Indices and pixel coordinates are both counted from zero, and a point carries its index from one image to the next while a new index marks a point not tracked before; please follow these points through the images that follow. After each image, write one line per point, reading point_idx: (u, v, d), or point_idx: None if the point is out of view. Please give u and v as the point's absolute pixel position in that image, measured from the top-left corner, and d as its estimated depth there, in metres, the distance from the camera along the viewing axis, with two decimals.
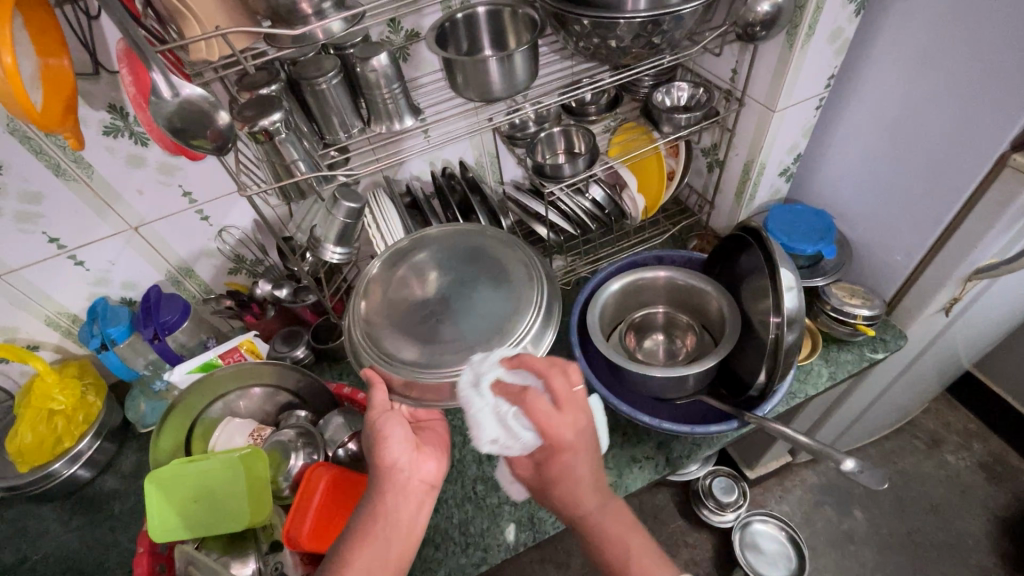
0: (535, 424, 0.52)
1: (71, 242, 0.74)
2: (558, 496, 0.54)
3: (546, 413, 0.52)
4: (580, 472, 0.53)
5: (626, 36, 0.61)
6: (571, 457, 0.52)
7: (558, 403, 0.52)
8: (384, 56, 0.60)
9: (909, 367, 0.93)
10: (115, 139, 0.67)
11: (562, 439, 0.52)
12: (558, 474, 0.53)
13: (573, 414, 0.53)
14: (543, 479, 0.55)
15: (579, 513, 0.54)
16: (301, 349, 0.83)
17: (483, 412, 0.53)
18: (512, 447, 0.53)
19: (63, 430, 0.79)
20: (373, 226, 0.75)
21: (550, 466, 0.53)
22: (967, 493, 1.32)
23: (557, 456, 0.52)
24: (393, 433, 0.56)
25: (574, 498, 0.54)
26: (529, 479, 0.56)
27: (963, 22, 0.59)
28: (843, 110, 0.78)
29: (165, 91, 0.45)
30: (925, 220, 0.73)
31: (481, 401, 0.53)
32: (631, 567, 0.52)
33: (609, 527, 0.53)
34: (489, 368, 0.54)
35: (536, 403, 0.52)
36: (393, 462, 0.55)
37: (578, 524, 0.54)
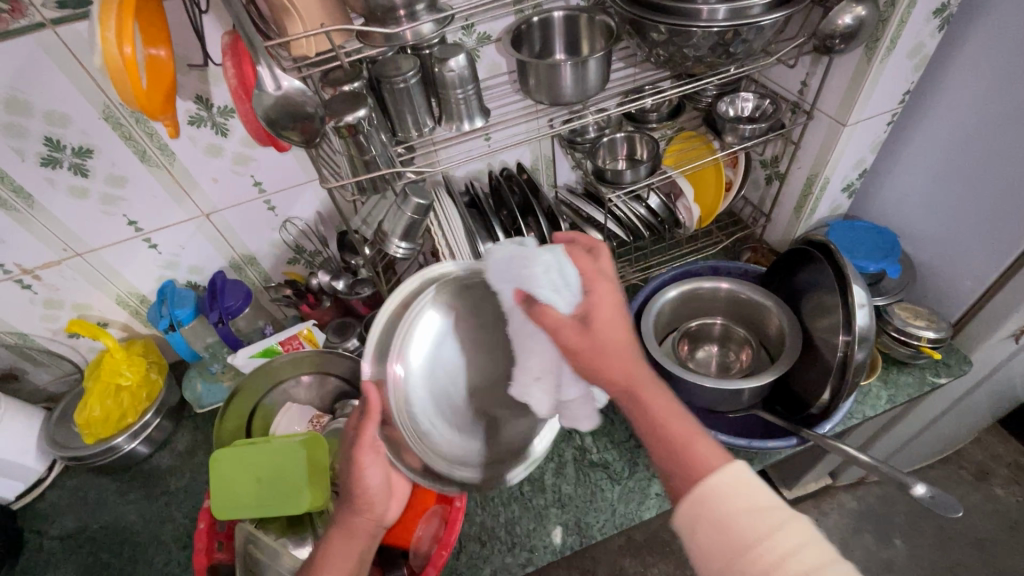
0: (581, 271, 0.53)
1: (148, 226, 0.77)
2: (612, 362, 0.49)
3: (595, 265, 0.54)
4: (627, 331, 0.51)
5: (703, 45, 0.61)
6: (607, 304, 0.51)
7: (601, 262, 0.54)
8: (462, 58, 0.62)
9: (969, 394, 0.90)
10: (198, 128, 0.70)
11: (610, 298, 0.51)
12: (604, 330, 0.50)
13: (603, 274, 0.53)
14: (592, 340, 0.49)
15: (632, 379, 0.49)
16: (354, 340, 0.80)
17: (531, 254, 0.52)
18: (566, 292, 0.50)
19: (128, 406, 0.82)
20: (435, 223, 0.76)
21: (598, 318, 0.50)
22: (1017, 529, 1.26)
23: (606, 306, 0.51)
24: (376, 469, 0.57)
25: (619, 364, 0.49)
26: (574, 342, 0.49)
27: None
28: (915, 126, 0.77)
29: (269, 84, 0.47)
30: (998, 245, 0.71)
31: (527, 251, 0.53)
32: (693, 448, 0.46)
33: (661, 401, 0.49)
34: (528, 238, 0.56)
35: (585, 258, 0.54)
36: (370, 502, 0.58)
37: (632, 399, 0.49)
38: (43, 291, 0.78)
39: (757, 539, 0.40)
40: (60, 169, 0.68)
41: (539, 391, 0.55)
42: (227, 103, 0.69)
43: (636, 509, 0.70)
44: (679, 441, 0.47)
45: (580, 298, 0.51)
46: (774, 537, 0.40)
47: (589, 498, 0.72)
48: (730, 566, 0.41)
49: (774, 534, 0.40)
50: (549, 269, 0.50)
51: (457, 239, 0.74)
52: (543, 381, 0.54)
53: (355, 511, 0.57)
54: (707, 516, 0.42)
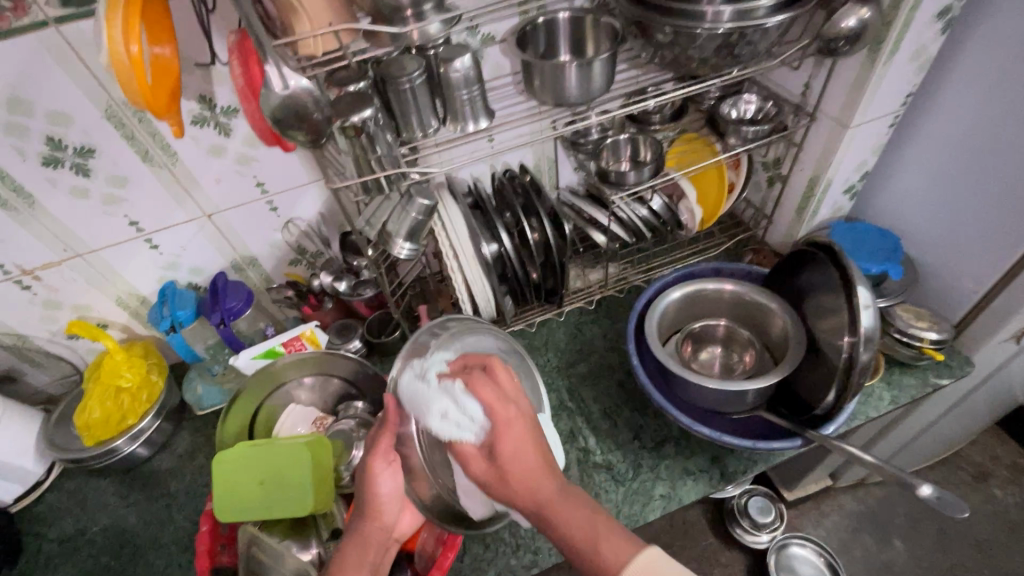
0: (481, 398, 0.52)
1: (149, 226, 0.76)
2: (516, 487, 0.48)
3: (494, 389, 0.53)
4: (534, 448, 0.50)
5: (709, 46, 0.61)
6: (508, 428, 0.51)
7: (500, 382, 0.54)
8: (467, 58, 0.62)
9: (970, 395, 0.91)
10: (201, 128, 0.69)
11: (512, 421, 0.51)
12: (509, 458, 0.49)
13: (504, 400, 0.53)
14: (496, 469, 0.50)
15: (537, 499, 0.48)
16: (355, 342, 0.84)
17: (432, 392, 0.56)
18: (467, 428, 0.52)
19: (128, 407, 0.81)
20: (438, 225, 0.75)
21: (500, 448, 0.50)
22: (1015, 530, 1.27)
23: (506, 431, 0.50)
24: (390, 477, 0.57)
25: (528, 487, 0.48)
26: (482, 473, 0.51)
27: None
28: (916, 130, 0.77)
29: (276, 83, 0.47)
30: (1002, 246, 0.71)
31: (428, 390, 0.56)
32: (602, 552, 0.45)
33: (571, 510, 0.47)
34: (433, 363, 0.59)
35: (495, 376, 0.54)
36: (384, 510, 0.57)
37: (542, 519, 0.48)
38: (43, 292, 0.77)
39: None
40: (61, 169, 0.67)
41: (474, 500, 0.58)
42: (230, 103, 0.68)
43: (640, 510, 0.70)
44: (586, 549, 0.45)
45: (482, 427, 0.51)
46: None
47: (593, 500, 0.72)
48: None
49: None
50: (447, 411, 0.53)
51: (461, 240, 0.75)
52: (471, 489, 0.58)
53: (367, 518, 0.56)
54: None
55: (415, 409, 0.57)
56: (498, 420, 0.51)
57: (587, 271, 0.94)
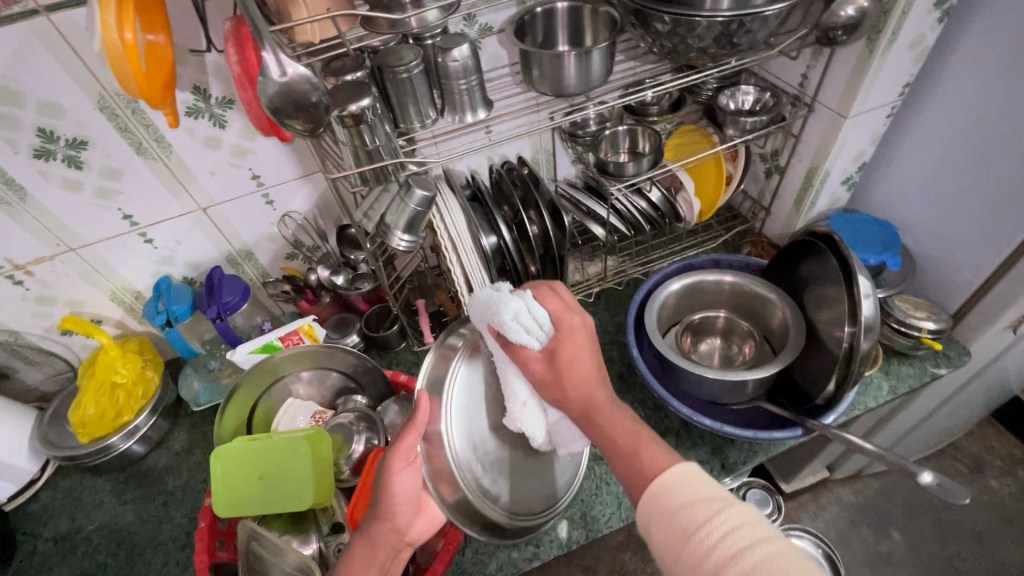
0: (549, 308, 0.57)
1: (143, 220, 0.75)
2: (571, 387, 0.54)
3: (559, 300, 0.58)
4: (590, 355, 0.56)
5: (708, 35, 0.61)
6: (573, 335, 0.56)
7: (563, 296, 0.59)
8: (466, 48, 0.61)
9: (967, 385, 0.91)
10: (195, 120, 0.69)
11: (578, 330, 0.56)
12: (568, 361, 0.55)
13: (569, 313, 0.57)
14: (555, 372, 0.55)
15: (587, 400, 0.54)
16: (353, 335, 0.84)
17: (506, 296, 0.55)
18: (537, 331, 0.55)
19: (123, 404, 0.80)
20: (437, 217, 0.73)
21: (562, 351, 0.55)
22: (1011, 520, 1.28)
23: (569, 337, 0.56)
24: (407, 475, 0.53)
25: (583, 386, 0.54)
26: (539, 372, 0.55)
27: None
28: (913, 120, 0.77)
29: (274, 70, 0.46)
30: (999, 235, 0.71)
31: (499, 296, 0.56)
32: (642, 452, 0.50)
33: (615, 416, 0.53)
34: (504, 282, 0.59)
35: (564, 292, 0.60)
36: (396, 513, 0.54)
37: (588, 417, 0.54)
38: (35, 287, 0.76)
39: (695, 526, 0.41)
40: (53, 161, 0.66)
41: (527, 418, 0.57)
42: (225, 94, 0.67)
43: None
44: (625, 448, 0.50)
45: (548, 332, 0.56)
46: (717, 516, 0.41)
47: (595, 492, 0.72)
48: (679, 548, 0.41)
49: (712, 520, 0.41)
50: (523, 315, 0.54)
51: (460, 232, 0.74)
52: (525, 415, 0.57)
53: (378, 518, 0.54)
54: (659, 507, 0.44)
55: (483, 316, 0.56)
56: (566, 325, 0.56)
57: (586, 264, 0.94)
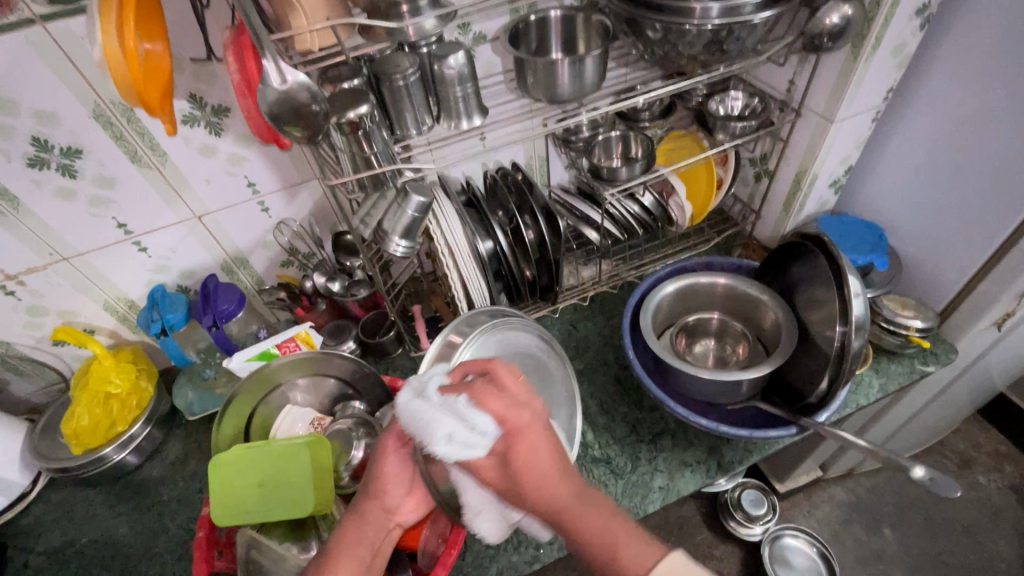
0: (489, 409, 0.49)
1: (137, 228, 0.75)
2: (532, 494, 0.49)
3: (502, 399, 0.50)
4: (547, 455, 0.50)
5: (698, 43, 0.63)
6: (523, 436, 0.49)
7: (505, 386, 0.52)
8: (461, 56, 0.62)
9: (953, 383, 0.93)
10: (191, 128, 0.69)
11: (527, 430, 0.50)
12: (525, 467, 0.49)
13: (512, 414, 0.50)
14: (510, 479, 0.49)
15: (555, 504, 0.49)
16: (349, 343, 0.84)
17: (433, 412, 0.49)
18: (478, 443, 0.48)
19: (117, 414, 0.79)
20: (433, 224, 0.74)
21: (515, 457, 0.49)
22: (999, 515, 1.30)
23: (519, 440, 0.49)
24: (398, 459, 0.58)
25: (545, 491, 0.49)
26: (494, 481, 0.50)
27: (1016, 45, 0.61)
28: (897, 125, 0.80)
29: (273, 78, 0.47)
30: (980, 235, 0.73)
31: (426, 413, 0.49)
32: (620, 553, 0.46)
33: (586, 516, 0.48)
34: (431, 379, 0.53)
35: (503, 376, 0.52)
36: (387, 489, 0.57)
37: (560, 520, 0.49)
38: (27, 297, 0.76)
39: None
40: (47, 170, 0.66)
41: (485, 522, 0.56)
42: (220, 102, 0.68)
43: (640, 503, 0.71)
44: (605, 553, 0.46)
45: (493, 438, 0.48)
46: None
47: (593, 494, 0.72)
48: None
49: None
50: (458, 428, 0.48)
51: (457, 239, 0.74)
52: (483, 513, 0.55)
53: (370, 496, 0.56)
54: None
55: (415, 437, 0.50)
56: (511, 429, 0.49)
57: (580, 269, 0.94)
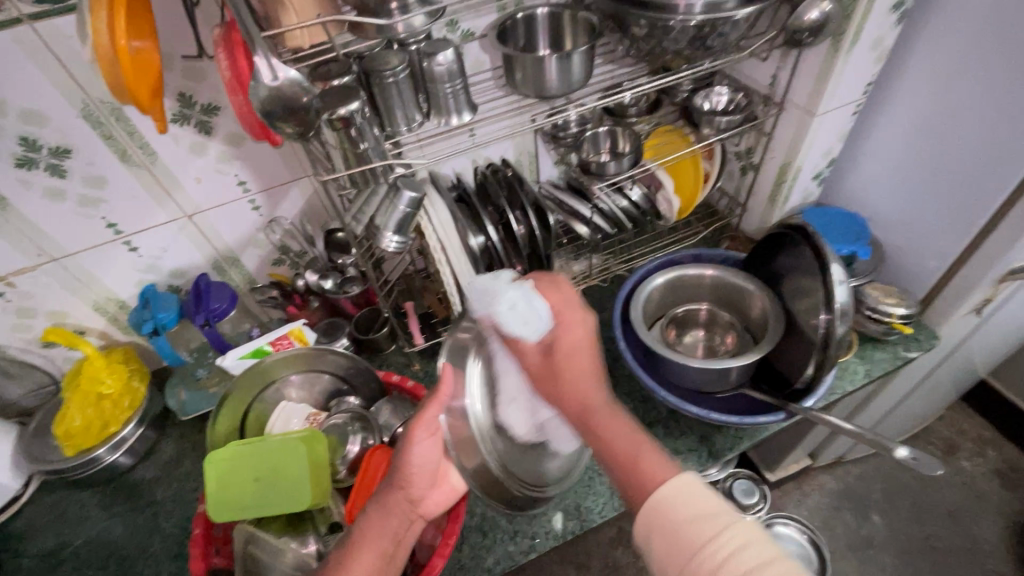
0: (550, 301, 0.58)
1: (127, 228, 0.75)
2: (566, 385, 0.55)
3: (560, 294, 0.58)
4: (585, 355, 0.56)
5: (682, 38, 0.64)
6: (569, 337, 0.56)
7: (564, 289, 0.60)
8: (450, 53, 0.63)
9: (937, 369, 0.96)
10: (181, 127, 0.69)
11: (576, 331, 0.57)
12: (566, 355, 0.56)
13: (564, 312, 0.58)
14: (551, 365, 0.56)
15: (582, 401, 0.54)
16: (343, 340, 0.84)
17: (502, 285, 0.58)
18: (534, 323, 0.56)
19: (109, 414, 0.79)
20: (424, 217, 0.76)
21: (559, 345, 0.56)
22: (983, 499, 1.34)
23: (568, 331, 0.57)
24: (427, 445, 0.57)
25: (578, 387, 0.55)
26: (536, 365, 0.57)
27: (987, 39, 0.64)
28: (876, 119, 0.82)
29: (265, 75, 0.47)
30: (958, 224, 0.75)
31: (497, 285, 0.58)
32: (639, 462, 0.48)
33: (614, 423, 0.52)
34: (506, 271, 0.62)
35: (566, 290, 0.59)
36: (413, 480, 0.57)
37: (586, 420, 0.53)
38: (17, 299, 0.75)
39: (704, 541, 0.41)
40: (36, 170, 0.66)
41: (515, 412, 0.58)
42: (210, 100, 0.68)
43: None
44: (624, 456, 0.49)
45: (545, 328, 0.56)
46: (722, 536, 0.41)
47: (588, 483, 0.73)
48: (684, 570, 0.41)
49: (716, 539, 0.41)
50: (519, 308, 0.56)
51: (448, 232, 0.75)
52: (517, 402, 0.58)
53: (395, 486, 0.57)
54: (659, 524, 0.44)
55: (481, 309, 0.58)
56: (561, 326, 0.57)
57: (571, 263, 0.95)
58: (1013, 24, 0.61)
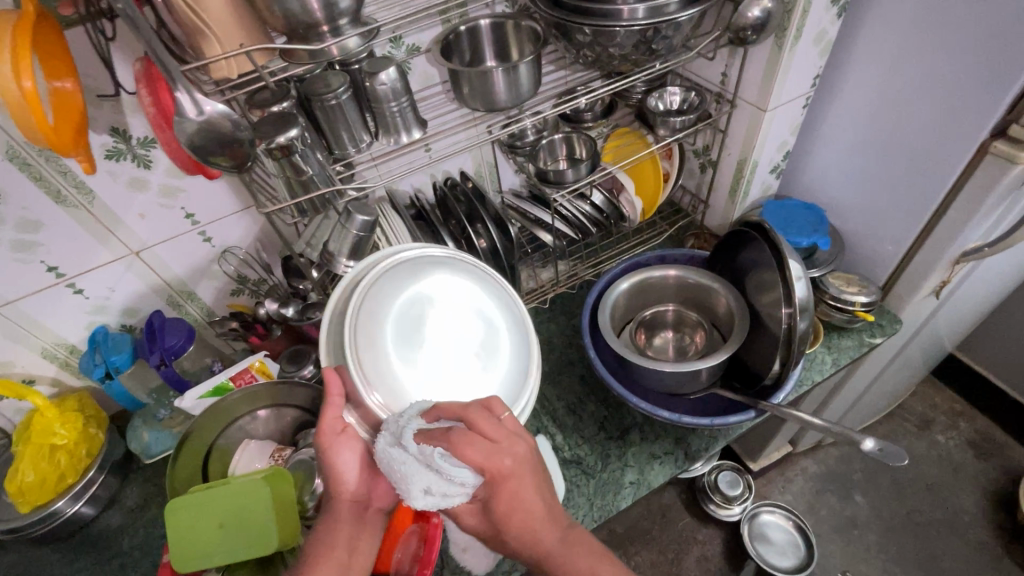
0: (470, 461, 0.49)
1: (70, 271, 0.71)
2: (512, 539, 0.51)
3: (483, 445, 0.49)
4: (534, 503, 0.51)
5: (628, 44, 0.63)
6: (505, 491, 0.50)
7: (487, 434, 0.50)
8: (392, 70, 0.61)
9: (902, 350, 0.97)
10: (117, 162, 0.66)
11: (510, 481, 0.50)
12: (506, 512, 0.50)
13: (494, 464, 0.50)
14: (490, 524, 0.52)
15: (535, 554, 0.51)
16: (309, 367, 0.78)
17: (411, 464, 0.49)
18: (455, 496, 0.49)
19: (66, 466, 0.75)
20: (383, 239, 0.74)
21: (495, 506, 0.50)
22: (959, 470, 1.37)
23: (503, 490, 0.50)
24: (349, 452, 0.55)
25: (526, 539, 0.51)
26: (476, 522, 0.53)
27: (927, 29, 0.65)
28: (826, 110, 0.83)
29: (189, 110, 0.45)
30: (911, 211, 0.77)
31: (403, 459, 0.49)
32: None
33: (572, 558, 0.50)
34: (406, 423, 0.50)
35: (485, 424, 0.50)
36: (354, 487, 0.56)
37: (540, 568, 0.51)
38: None
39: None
40: None
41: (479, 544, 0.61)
42: (146, 134, 0.65)
43: (612, 500, 0.72)
44: None
45: (472, 488, 0.49)
46: None
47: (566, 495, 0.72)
48: None
49: None
50: (437, 480, 0.49)
51: None
52: (471, 549, 0.67)
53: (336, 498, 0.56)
54: None
55: (394, 482, 0.51)
56: (489, 480, 0.50)
57: (538, 271, 0.94)
58: (953, 13, 0.62)
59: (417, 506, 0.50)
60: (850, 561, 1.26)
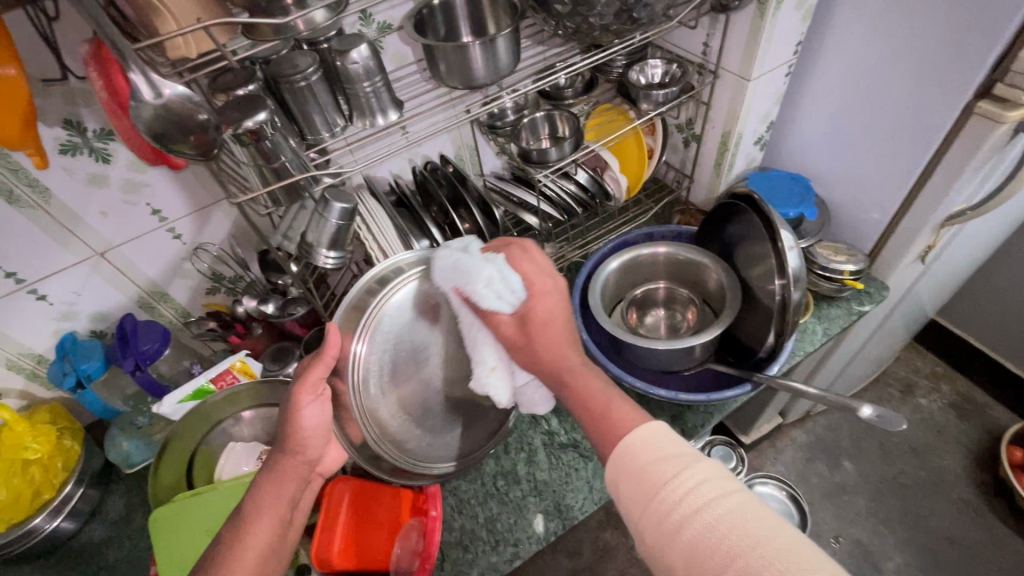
0: (522, 271, 0.56)
1: (31, 276, 0.67)
2: (543, 350, 0.55)
3: (532, 263, 0.57)
4: (559, 322, 0.56)
5: (609, 13, 0.61)
6: (547, 300, 0.56)
7: (537, 261, 0.58)
8: (364, 48, 0.58)
9: (888, 317, 0.98)
10: (73, 157, 0.62)
11: (548, 295, 0.56)
12: (541, 322, 0.55)
13: (535, 281, 0.56)
14: (526, 335, 0.55)
15: (560, 365, 0.54)
16: (292, 365, 0.76)
17: (477, 261, 0.54)
18: (508, 296, 0.54)
19: (41, 481, 0.71)
20: (363, 226, 0.71)
21: (534, 314, 0.55)
22: (943, 432, 1.40)
23: (540, 301, 0.56)
24: (318, 409, 0.54)
25: (557, 346, 0.55)
26: (512, 335, 0.56)
27: None
28: (807, 78, 0.82)
29: (145, 92, 0.42)
30: (896, 175, 0.76)
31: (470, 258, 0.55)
32: (613, 411, 0.49)
33: (591, 376, 0.53)
34: (471, 242, 0.58)
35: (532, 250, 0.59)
36: (309, 444, 0.55)
37: (560, 381, 0.54)
38: None
39: (664, 480, 0.42)
40: None
41: (497, 383, 0.56)
42: (102, 125, 0.61)
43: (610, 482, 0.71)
44: (598, 408, 0.50)
45: (521, 296, 0.55)
46: (680, 475, 0.41)
47: (565, 480, 0.71)
48: (650, 506, 0.41)
49: (678, 476, 0.41)
50: (494, 276, 0.53)
51: (388, 239, 0.70)
52: (497, 373, 0.57)
53: (289, 453, 0.55)
54: (627, 469, 0.44)
55: (456, 282, 0.55)
56: (537, 289, 0.56)
57: None
58: None
59: (478, 300, 0.53)
60: (842, 526, 1.29)
